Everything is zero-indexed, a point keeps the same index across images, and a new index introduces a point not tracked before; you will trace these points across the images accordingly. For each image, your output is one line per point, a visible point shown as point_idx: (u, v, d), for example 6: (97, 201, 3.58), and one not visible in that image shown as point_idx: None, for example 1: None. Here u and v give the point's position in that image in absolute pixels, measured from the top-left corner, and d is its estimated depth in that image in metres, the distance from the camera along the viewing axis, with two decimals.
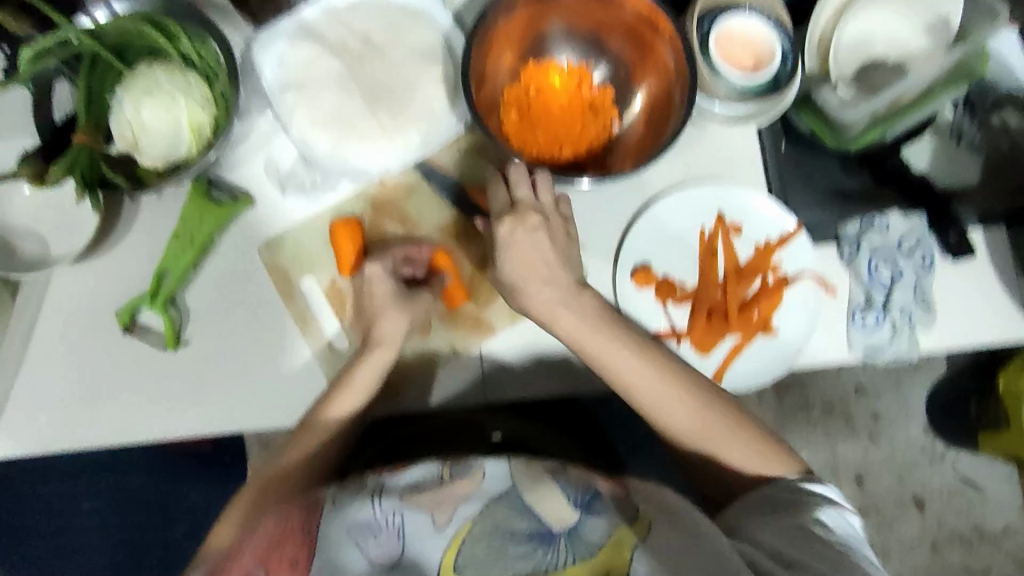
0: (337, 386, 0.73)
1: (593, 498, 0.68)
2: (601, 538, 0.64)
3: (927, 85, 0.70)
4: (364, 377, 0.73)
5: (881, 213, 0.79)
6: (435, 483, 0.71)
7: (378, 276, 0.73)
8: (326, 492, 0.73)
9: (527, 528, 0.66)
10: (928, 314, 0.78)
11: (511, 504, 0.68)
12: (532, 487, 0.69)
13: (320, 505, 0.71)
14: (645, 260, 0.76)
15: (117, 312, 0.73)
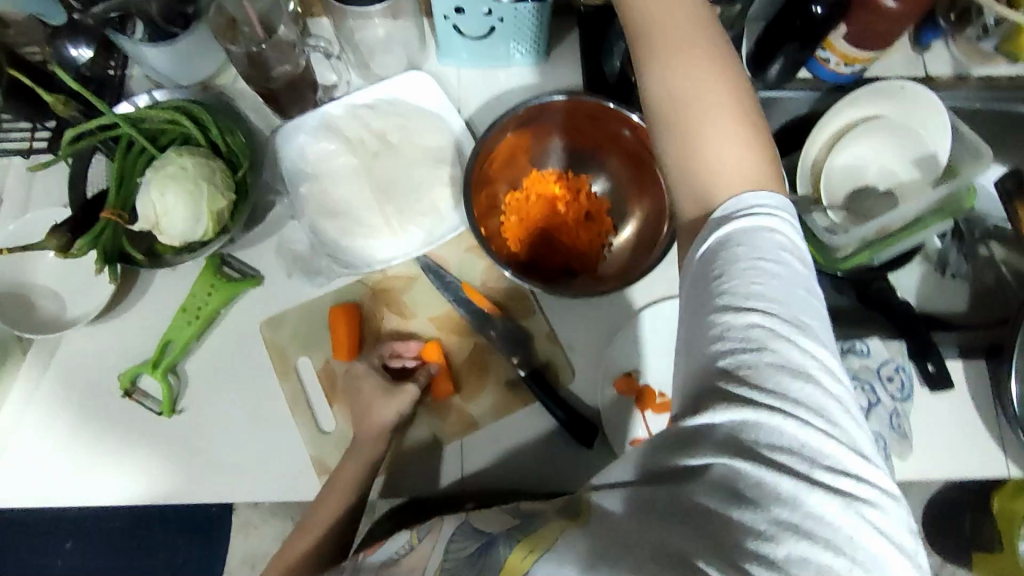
0: (332, 481, 0.66)
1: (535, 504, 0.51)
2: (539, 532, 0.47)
3: (919, 213, 0.76)
4: (359, 473, 0.66)
5: (861, 338, 0.76)
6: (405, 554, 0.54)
7: (365, 373, 0.69)
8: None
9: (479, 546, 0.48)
10: (903, 443, 0.71)
11: (464, 534, 0.51)
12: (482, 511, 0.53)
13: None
14: (629, 369, 0.71)
15: (119, 375, 0.71)
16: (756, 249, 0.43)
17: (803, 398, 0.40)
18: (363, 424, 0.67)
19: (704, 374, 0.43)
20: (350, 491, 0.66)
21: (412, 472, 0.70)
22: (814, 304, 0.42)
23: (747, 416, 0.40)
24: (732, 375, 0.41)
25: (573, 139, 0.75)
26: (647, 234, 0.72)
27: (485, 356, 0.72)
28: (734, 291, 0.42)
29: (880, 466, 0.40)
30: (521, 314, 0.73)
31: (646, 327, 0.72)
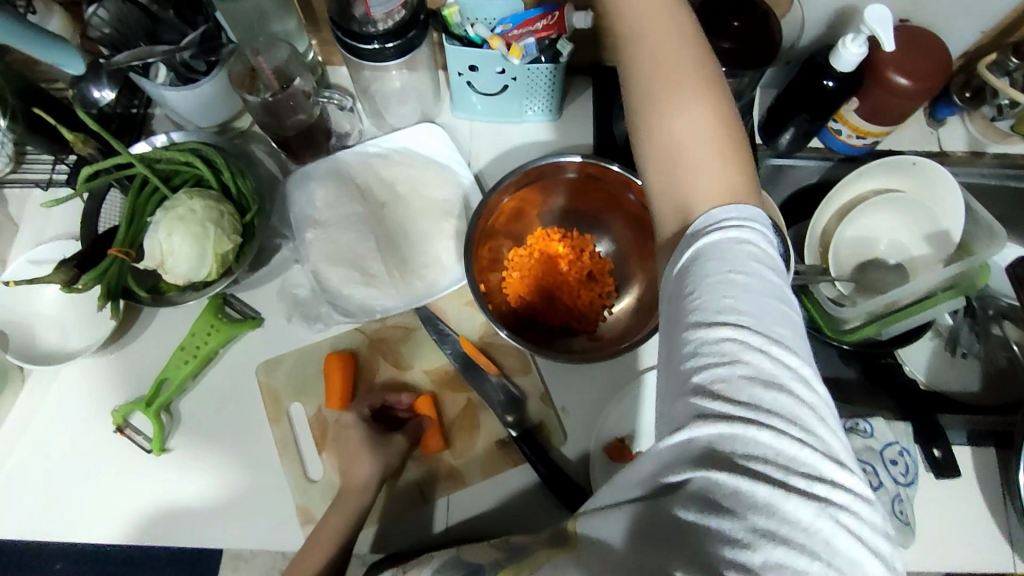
0: (314, 534, 0.65)
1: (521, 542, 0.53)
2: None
3: (928, 291, 0.75)
4: (341, 526, 0.65)
5: (865, 417, 0.73)
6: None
7: (354, 423, 0.69)
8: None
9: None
10: (905, 532, 0.68)
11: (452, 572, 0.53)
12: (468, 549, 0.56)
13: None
14: (622, 434, 0.70)
15: (113, 410, 0.72)
16: (728, 263, 0.41)
17: (777, 408, 0.38)
18: (349, 475, 0.67)
19: (680, 390, 0.41)
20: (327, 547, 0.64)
21: (396, 527, 0.69)
22: (788, 311, 0.40)
23: (722, 430, 0.38)
24: (705, 390, 0.39)
25: (579, 198, 0.75)
26: (648, 300, 0.71)
27: (478, 412, 0.72)
28: (707, 307, 0.40)
29: (860, 476, 0.37)
30: (519, 370, 0.73)
31: (645, 393, 0.71)
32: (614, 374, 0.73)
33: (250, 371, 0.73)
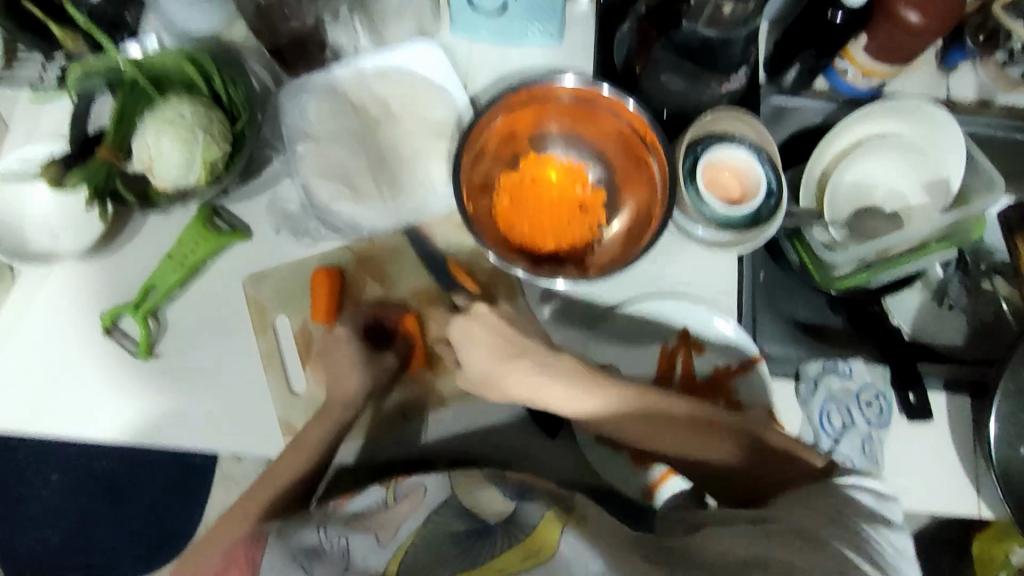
0: (295, 439, 0.69)
1: (528, 492, 0.65)
2: (530, 526, 0.62)
3: (924, 238, 0.73)
4: (326, 435, 0.68)
5: (844, 359, 0.74)
6: (380, 508, 0.67)
7: (342, 338, 0.71)
8: (273, 526, 0.66)
9: (463, 528, 0.64)
10: (873, 471, 0.70)
11: (448, 514, 0.66)
12: (466, 488, 0.67)
13: (268, 536, 0.64)
14: (602, 362, 0.72)
15: (102, 312, 0.72)
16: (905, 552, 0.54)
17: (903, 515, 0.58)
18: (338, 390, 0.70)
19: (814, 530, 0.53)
20: (308, 453, 0.68)
21: (376, 433, 0.73)
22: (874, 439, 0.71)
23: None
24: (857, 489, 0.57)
25: (574, 124, 0.73)
26: (638, 229, 0.70)
27: None
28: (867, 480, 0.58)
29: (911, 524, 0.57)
30: (504, 297, 0.74)
31: (626, 323, 0.72)
32: (599, 303, 0.73)
33: (237, 282, 0.74)
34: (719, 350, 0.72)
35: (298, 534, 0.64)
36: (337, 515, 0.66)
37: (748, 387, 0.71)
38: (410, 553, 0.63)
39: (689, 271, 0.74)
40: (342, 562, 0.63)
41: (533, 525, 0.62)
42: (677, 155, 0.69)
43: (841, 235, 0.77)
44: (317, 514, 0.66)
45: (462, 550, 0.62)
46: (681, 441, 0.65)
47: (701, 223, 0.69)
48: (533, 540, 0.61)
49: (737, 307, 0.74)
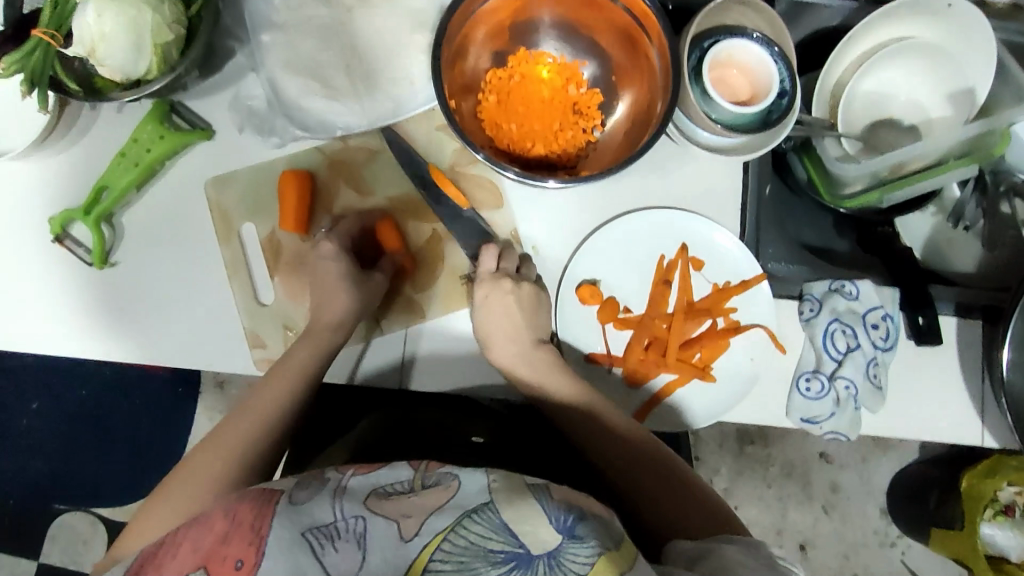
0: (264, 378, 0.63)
1: (582, 523, 0.46)
2: (582, 568, 0.43)
3: (941, 154, 0.67)
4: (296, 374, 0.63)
5: (851, 280, 0.69)
6: (402, 493, 0.47)
7: (321, 255, 0.66)
8: (285, 483, 0.49)
9: (501, 548, 0.43)
10: (877, 395, 0.66)
11: (488, 521, 0.45)
12: (509, 495, 0.47)
13: (278, 498, 0.47)
14: (593, 277, 0.67)
15: (50, 218, 0.66)
16: None
17: None
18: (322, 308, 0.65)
19: None
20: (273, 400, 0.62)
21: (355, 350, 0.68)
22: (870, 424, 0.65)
23: None
24: None
25: (566, 14, 0.66)
26: (635, 132, 0.65)
27: (443, 246, 0.68)
28: None
29: None
30: (490, 204, 0.68)
31: (620, 236, 0.67)
32: (592, 213, 0.68)
33: (198, 185, 0.68)
34: (721, 266, 0.68)
35: (305, 507, 0.46)
36: (354, 492, 0.48)
37: (747, 306, 0.67)
38: (442, 561, 0.43)
39: (689, 183, 0.68)
40: (357, 548, 0.43)
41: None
42: (682, 51, 0.63)
43: (854, 149, 0.73)
44: (330, 484, 0.48)
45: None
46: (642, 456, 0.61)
47: (704, 127, 0.63)
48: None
49: (741, 221, 0.69)
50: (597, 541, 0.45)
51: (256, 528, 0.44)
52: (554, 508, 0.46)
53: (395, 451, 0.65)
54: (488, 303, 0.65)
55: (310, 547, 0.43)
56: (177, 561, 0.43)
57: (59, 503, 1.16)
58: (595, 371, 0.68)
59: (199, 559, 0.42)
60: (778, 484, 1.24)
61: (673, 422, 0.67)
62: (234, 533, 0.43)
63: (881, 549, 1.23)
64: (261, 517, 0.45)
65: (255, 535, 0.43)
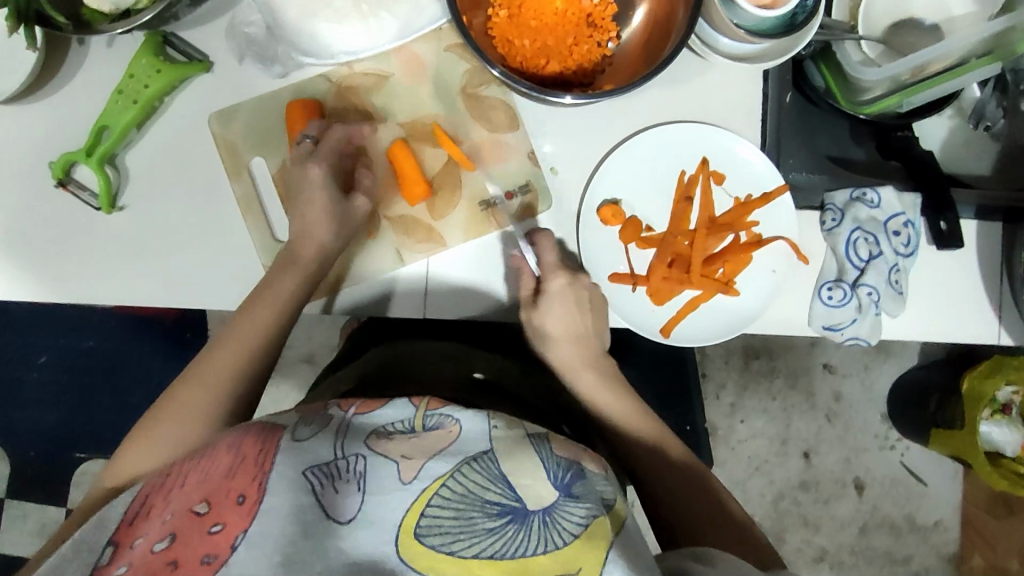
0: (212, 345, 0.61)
1: (576, 483, 0.45)
2: (576, 528, 0.42)
3: (961, 56, 0.65)
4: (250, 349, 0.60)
5: (873, 187, 0.68)
6: (404, 435, 0.46)
7: (312, 183, 0.64)
8: (287, 420, 0.48)
9: (499, 499, 0.42)
10: (898, 300, 0.66)
11: (486, 472, 0.43)
12: (507, 446, 0.46)
13: (281, 434, 0.45)
14: (614, 197, 0.66)
15: (52, 162, 0.64)
16: None
17: None
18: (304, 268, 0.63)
19: None
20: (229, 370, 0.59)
21: (371, 283, 0.67)
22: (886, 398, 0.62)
23: None
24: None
25: None
26: (654, 43, 0.62)
27: (459, 172, 0.66)
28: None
29: None
30: (505, 127, 0.66)
31: (639, 152, 0.66)
32: (610, 130, 0.67)
33: (200, 120, 0.65)
34: (743, 179, 0.67)
35: (310, 444, 0.44)
36: (357, 431, 0.46)
37: (770, 217, 0.66)
38: (439, 507, 0.41)
39: (708, 95, 0.67)
40: (357, 487, 0.41)
41: (574, 536, 0.42)
42: None
43: (874, 53, 0.71)
44: (335, 421, 0.47)
45: (490, 529, 0.40)
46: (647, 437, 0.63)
47: (725, 32, 0.61)
48: (578, 550, 0.41)
49: (762, 134, 0.68)
50: (590, 504, 0.44)
51: (258, 464, 0.42)
52: (552, 463, 0.46)
53: (395, 387, 0.63)
54: (563, 296, 0.63)
55: (312, 487, 0.41)
56: (182, 493, 0.41)
57: (78, 451, 1.17)
58: (620, 292, 0.66)
59: (203, 493, 0.40)
60: (782, 396, 1.27)
61: (693, 338, 0.66)
62: (237, 470, 0.41)
63: (882, 452, 1.27)
64: (266, 454, 0.43)
65: (257, 470, 0.41)
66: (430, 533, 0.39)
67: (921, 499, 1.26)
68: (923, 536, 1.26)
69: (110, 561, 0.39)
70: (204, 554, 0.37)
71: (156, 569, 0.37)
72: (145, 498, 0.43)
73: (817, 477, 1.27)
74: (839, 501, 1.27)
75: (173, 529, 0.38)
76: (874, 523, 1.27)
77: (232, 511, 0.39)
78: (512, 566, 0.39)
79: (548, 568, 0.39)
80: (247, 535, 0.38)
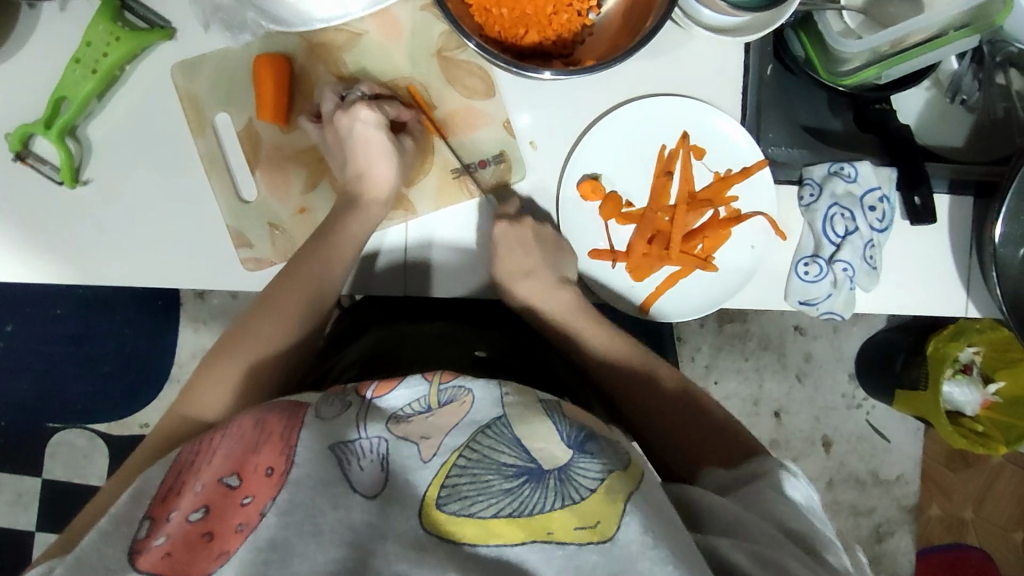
0: (207, 366, 0.61)
1: (592, 440, 0.46)
2: (593, 482, 0.43)
3: (942, 25, 0.64)
4: (242, 366, 0.60)
5: (850, 161, 0.68)
6: (420, 415, 0.47)
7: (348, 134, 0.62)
8: (310, 397, 0.50)
9: (513, 461, 0.43)
10: (871, 276, 0.68)
11: (500, 436, 0.45)
12: (524, 415, 0.47)
13: (306, 412, 0.48)
14: (594, 172, 0.65)
15: (8, 134, 0.61)
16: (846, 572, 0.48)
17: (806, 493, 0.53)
18: (307, 277, 0.62)
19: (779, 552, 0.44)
20: (228, 387, 0.59)
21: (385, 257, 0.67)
22: None
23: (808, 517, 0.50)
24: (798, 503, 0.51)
25: None
26: (634, 15, 0.61)
27: (432, 140, 0.65)
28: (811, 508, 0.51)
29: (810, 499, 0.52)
30: (481, 93, 0.65)
31: (618, 126, 0.65)
32: (595, 100, 0.65)
33: (167, 91, 0.63)
34: (722, 154, 0.66)
35: (332, 423, 0.47)
36: (377, 412, 0.48)
37: (748, 192, 0.66)
38: (457, 475, 0.43)
39: (687, 65, 0.66)
40: (381, 468, 0.44)
41: (591, 490, 0.42)
42: None
43: (854, 23, 0.71)
44: (353, 406, 0.48)
45: (507, 489, 0.41)
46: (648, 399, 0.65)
47: (708, 4, 0.60)
48: (597, 504, 0.42)
49: (741, 108, 0.67)
50: (605, 459, 0.45)
51: (285, 438, 0.45)
52: (565, 426, 0.46)
53: (398, 367, 0.64)
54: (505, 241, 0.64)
55: (337, 461, 0.44)
56: (211, 467, 0.44)
57: (52, 421, 1.15)
58: (600, 269, 0.67)
59: (232, 465, 0.43)
60: (755, 357, 1.30)
61: (669, 313, 0.67)
62: (263, 443, 0.44)
63: (850, 411, 1.31)
64: (291, 428, 0.46)
65: (285, 445, 0.44)
66: (451, 500, 0.42)
67: (885, 454, 1.31)
68: (886, 490, 1.32)
69: (148, 533, 0.42)
70: (238, 524, 0.41)
71: (194, 538, 0.41)
72: (179, 472, 0.45)
73: (786, 435, 1.31)
74: (807, 456, 1.31)
75: (207, 501, 0.42)
76: (841, 477, 1.32)
77: (262, 483, 0.42)
78: (531, 524, 0.41)
79: (566, 523, 0.41)
80: (277, 503, 0.41)
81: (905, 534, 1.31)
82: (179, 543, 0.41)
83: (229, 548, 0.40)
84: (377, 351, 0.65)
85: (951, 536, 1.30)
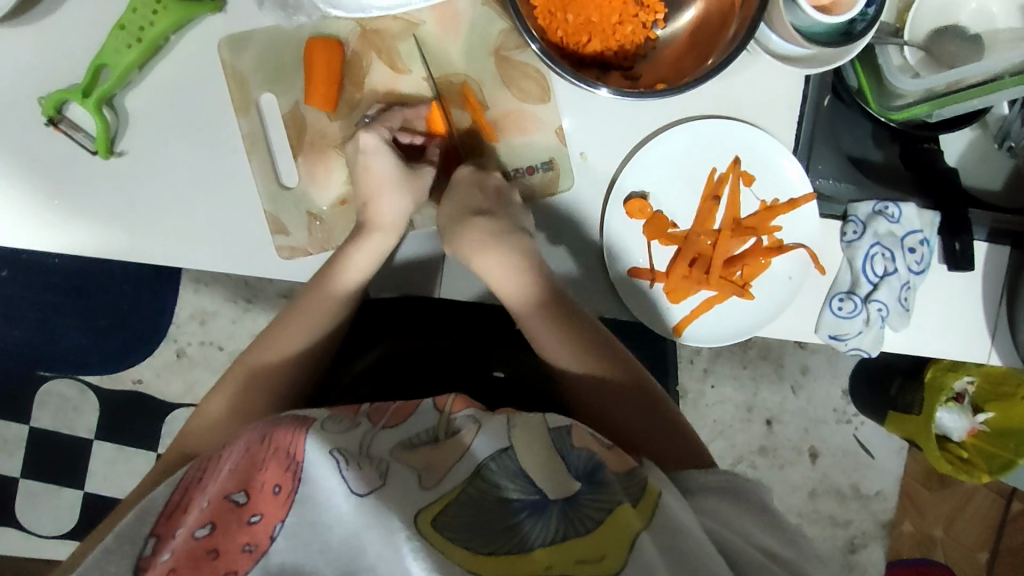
0: (234, 370, 0.63)
1: (599, 471, 0.48)
2: (598, 514, 0.44)
3: (995, 73, 0.61)
4: (263, 373, 0.62)
5: (896, 202, 0.69)
6: (428, 444, 0.50)
7: (376, 150, 0.60)
8: (316, 414, 0.51)
9: (517, 496, 0.45)
10: (903, 317, 0.68)
11: (504, 469, 0.47)
12: (524, 442, 0.49)
13: (311, 425, 0.49)
14: (643, 190, 0.64)
15: (41, 98, 0.58)
16: None
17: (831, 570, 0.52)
18: (326, 284, 0.62)
19: None
20: (243, 397, 0.61)
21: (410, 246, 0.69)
22: None
23: None
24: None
25: None
26: (704, 40, 0.59)
27: (478, 139, 0.64)
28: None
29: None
30: (536, 98, 0.63)
31: (670, 146, 0.64)
32: (649, 118, 0.64)
33: (212, 65, 0.60)
34: (772, 184, 0.66)
35: (336, 438, 0.48)
36: (385, 440, 0.50)
37: (792, 224, 0.66)
38: (458, 507, 0.44)
39: (744, 91, 0.64)
40: (378, 475, 0.45)
41: (598, 522, 0.44)
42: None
43: (914, 59, 0.69)
44: (361, 426, 0.51)
45: (511, 522, 0.44)
46: (620, 406, 0.63)
47: (778, 30, 0.59)
48: (602, 535, 0.43)
49: (796, 140, 0.66)
50: (615, 493, 0.46)
51: (291, 455, 0.45)
52: (573, 457, 0.48)
53: (411, 381, 0.65)
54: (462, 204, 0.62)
55: (335, 462, 0.44)
56: (219, 482, 0.45)
57: (44, 370, 1.12)
58: (638, 288, 0.66)
59: (238, 482, 0.44)
60: (753, 365, 1.30)
61: (702, 339, 0.67)
62: (269, 460, 0.45)
63: (839, 425, 1.33)
64: (294, 442, 0.46)
65: (290, 461, 0.44)
66: (447, 527, 0.42)
67: (868, 470, 1.34)
68: (865, 503, 1.34)
69: (154, 550, 0.44)
70: (245, 543, 0.41)
71: (198, 556, 0.41)
72: (185, 490, 0.48)
73: (775, 443, 1.33)
74: (793, 465, 1.33)
75: (212, 517, 0.42)
76: (823, 488, 1.34)
77: (269, 501, 0.42)
78: (528, 559, 0.41)
79: (566, 555, 0.42)
80: (285, 524, 0.42)
81: (878, 547, 1.34)
82: (183, 558, 0.41)
83: (235, 568, 0.40)
84: (389, 361, 0.66)
85: (920, 550, 1.34)
